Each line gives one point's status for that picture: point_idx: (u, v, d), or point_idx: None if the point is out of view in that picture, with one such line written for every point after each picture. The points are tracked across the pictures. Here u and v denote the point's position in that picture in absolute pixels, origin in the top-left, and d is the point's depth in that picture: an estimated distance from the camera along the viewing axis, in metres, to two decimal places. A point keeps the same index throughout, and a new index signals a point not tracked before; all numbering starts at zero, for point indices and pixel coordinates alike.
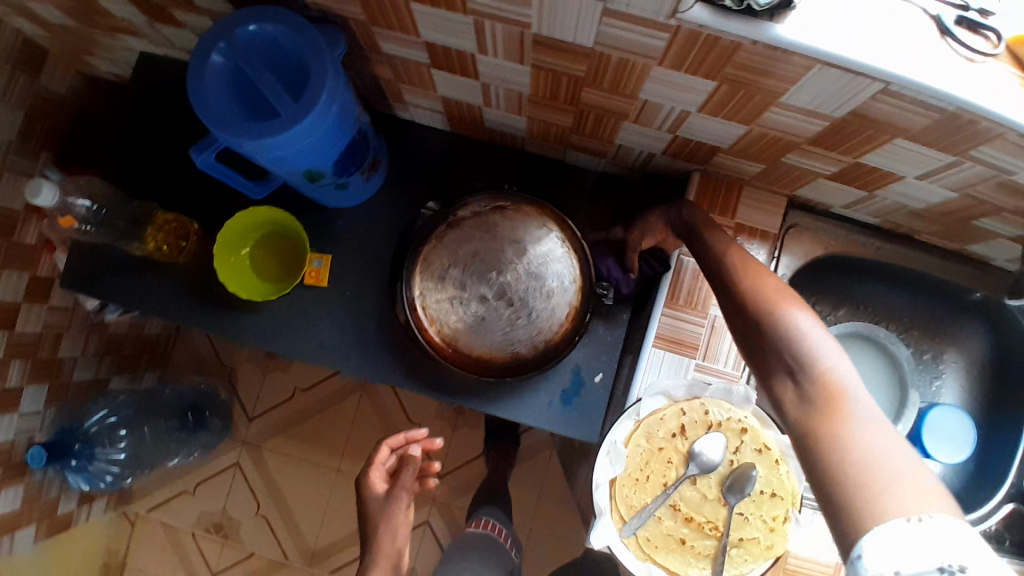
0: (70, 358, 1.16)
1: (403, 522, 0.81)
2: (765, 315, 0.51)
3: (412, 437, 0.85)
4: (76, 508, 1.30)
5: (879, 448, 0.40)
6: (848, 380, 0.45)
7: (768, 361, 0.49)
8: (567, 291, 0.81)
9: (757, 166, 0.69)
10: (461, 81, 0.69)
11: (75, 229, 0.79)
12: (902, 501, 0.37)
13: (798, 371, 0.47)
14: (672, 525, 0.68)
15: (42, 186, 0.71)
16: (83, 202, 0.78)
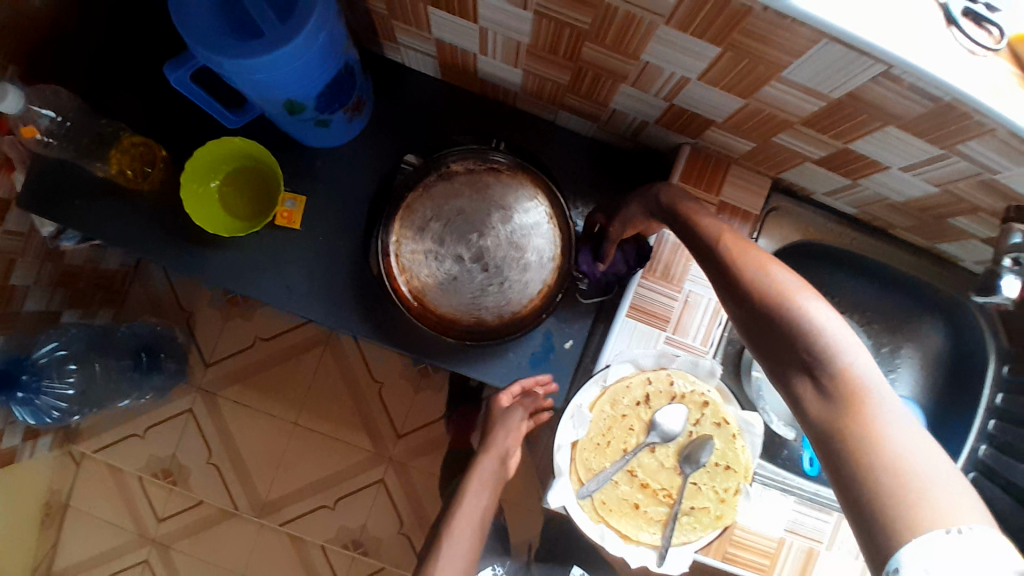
0: (22, 287, 1.10)
1: (515, 439, 0.83)
2: (789, 303, 0.50)
3: (537, 380, 0.80)
4: (20, 443, 1.25)
5: (910, 456, 0.43)
6: (872, 379, 0.47)
7: (783, 353, 0.50)
8: (544, 268, 0.81)
9: (747, 144, 0.69)
10: (459, 23, 0.66)
11: (39, 141, 0.74)
12: (940, 516, 0.40)
13: (818, 370, 0.48)
14: (628, 490, 0.70)
15: (7, 91, 0.64)
16: (47, 113, 0.72)
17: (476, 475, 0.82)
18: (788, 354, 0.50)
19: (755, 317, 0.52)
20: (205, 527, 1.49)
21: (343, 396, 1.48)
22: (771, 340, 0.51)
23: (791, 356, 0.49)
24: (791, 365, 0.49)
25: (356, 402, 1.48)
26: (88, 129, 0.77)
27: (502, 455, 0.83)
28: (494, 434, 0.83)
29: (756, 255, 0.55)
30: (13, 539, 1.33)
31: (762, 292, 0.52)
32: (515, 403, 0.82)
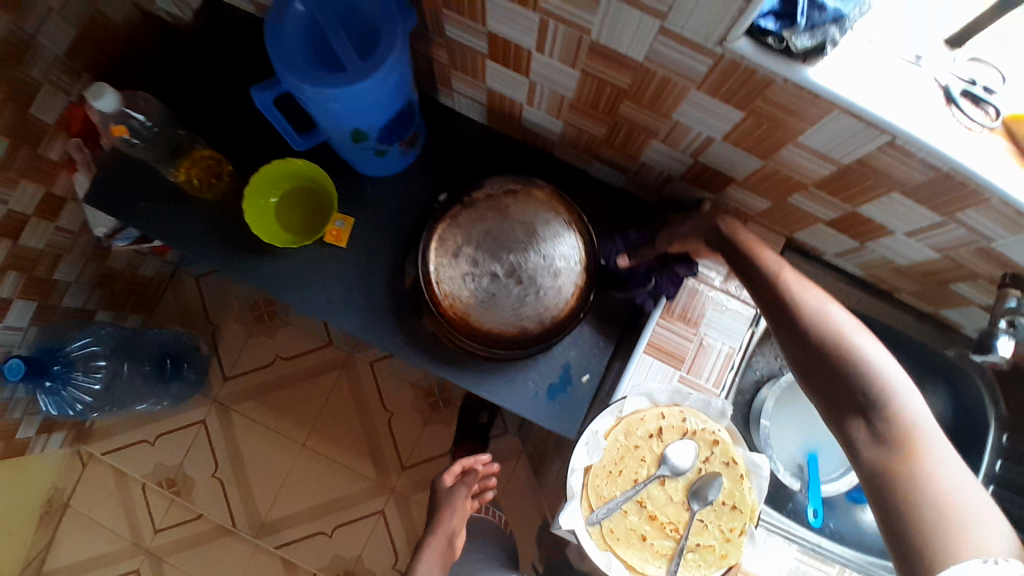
0: (64, 282, 1.20)
1: (462, 517, 1.01)
2: (837, 340, 0.56)
3: (478, 458, 1.06)
4: (35, 436, 1.31)
5: (954, 494, 0.50)
6: (923, 422, 0.53)
7: (839, 397, 0.55)
8: (572, 271, 0.86)
9: (763, 203, 0.76)
10: (512, 76, 0.75)
11: (122, 139, 0.82)
12: (979, 549, 0.47)
13: (872, 412, 0.54)
14: (636, 520, 0.72)
15: (106, 91, 0.70)
16: (138, 117, 0.81)
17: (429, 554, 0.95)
18: (844, 395, 0.55)
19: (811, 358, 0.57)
20: (199, 542, 1.49)
21: (353, 420, 1.51)
22: (826, 382, 0.56)
23: (846, 399, 0.55)
24: (844, 406, 0.55)
25: (365, 428, 1.51)
26: (170, 140, 0.85)
27: (450, 533, 0.99)
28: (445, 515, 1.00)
29: (814, 293, 0.59)
30: (9, 533, 1.34)
31: (816, 330, 0.57)
32: (458, 481, 1.04)
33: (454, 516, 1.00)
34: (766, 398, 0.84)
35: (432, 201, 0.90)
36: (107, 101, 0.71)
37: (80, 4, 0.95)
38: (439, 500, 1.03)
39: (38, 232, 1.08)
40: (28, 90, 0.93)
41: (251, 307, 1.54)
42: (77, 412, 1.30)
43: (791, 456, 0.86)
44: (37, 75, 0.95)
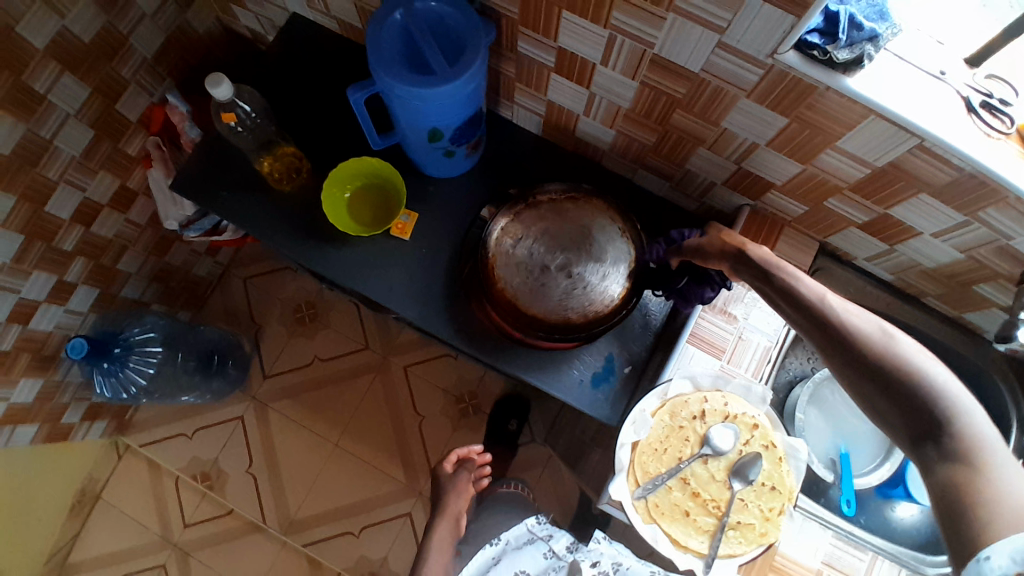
0: (126, 273, 1.32)
1: (465, 499, 1.18)
2: (896, 364, 0.53)
3: (472, 449, 1.23)
4: (79, 421, 1.39)
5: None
6: (991, 437, 0.48)
7: (898, 401, 0.52)
8: (620, 274, 0.93)
9: (801, 208, 0.83)
10: (574, 88, 0.84)
11: (229, 125, 0.89)
12: None
13: (939, 432, 0.50)
14: (680, 496, 0.75)
15: (224, 81, 0.76)
16: (243, 106, 0.90)
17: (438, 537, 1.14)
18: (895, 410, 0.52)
19: (868, 369, 0.54)
20: (228, 538, 1.52)
21: (385, 423, 1.56)
22: (885, 389, 0.53)
23: (906, 405, 0.52)
24: (904, 428, 0.52)
25: (396, 431, 1.55)
26: (261, 133, 0.94)
27: (454, 514, 1.17)
28: (449, 499, 1.18)
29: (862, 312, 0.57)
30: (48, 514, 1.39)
31: (867, 351, 0.54)
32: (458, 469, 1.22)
33: (457, 499, 1.18)
34: (798, 391, 0.89)
35: (477, 213, 0.98)
36: (222, 91, 0.77)
37: (170, 15, 1.12)
38: (444, 488, 1.20)
39: (109, 221, 1.21)
40: (117, 88, 1.08)
41: (293, 309, 1.62)
42: (130, 395, 1.39)
43: (824, 450, 0.90)
44: (128, 75, 1.10)
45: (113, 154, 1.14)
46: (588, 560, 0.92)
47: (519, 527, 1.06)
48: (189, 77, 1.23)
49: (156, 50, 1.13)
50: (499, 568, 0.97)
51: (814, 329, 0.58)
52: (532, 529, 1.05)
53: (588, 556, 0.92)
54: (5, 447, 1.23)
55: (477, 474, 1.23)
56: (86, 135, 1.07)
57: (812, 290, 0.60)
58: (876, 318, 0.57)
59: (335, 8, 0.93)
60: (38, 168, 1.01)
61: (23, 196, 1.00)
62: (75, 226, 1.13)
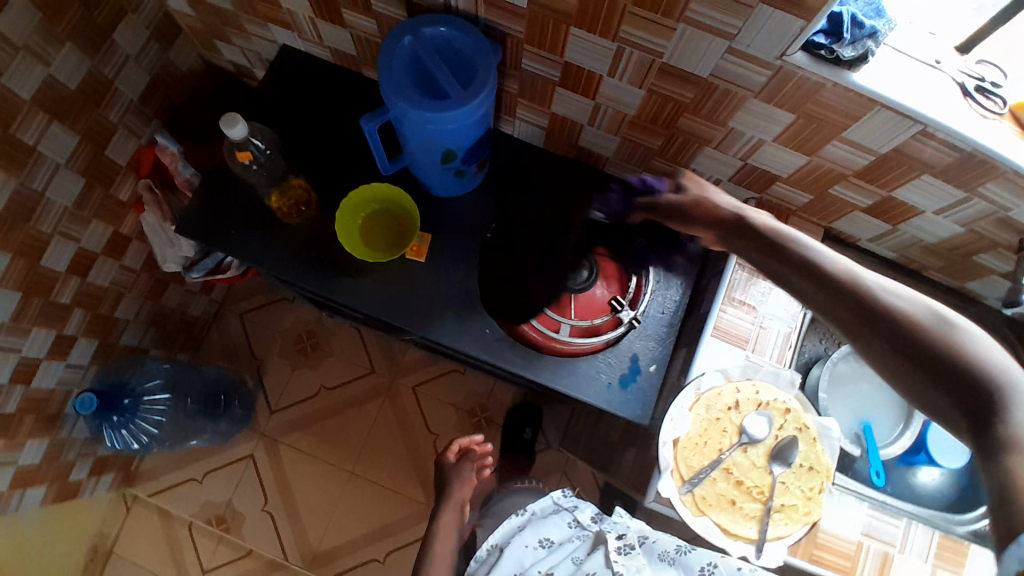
0: (123, 320, 1.28)
1: (469, 486, 1.19)
2: (941, 346, 0.53)
3: (473, 439, 1.24)
4: (85, 477, 1.35)
5: None
6: None
7: (943, 383, 0.52)
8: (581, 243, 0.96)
9: (805, 197, 0.88)
10: (579, 100, 0.86)
11: (245, 162, 0.88)
12: None
13: (992, 419, 0.49)
14: (725, 486, 0.77)
15: (238, 120, 0.77)
16: (257, 142, 0.89)
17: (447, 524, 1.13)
18: (942, 397, 0.52)
19: (914, 352, 0.53)
20: None
21: (400, 444, 1.55)
22: (932, 373, 0.52)
23: (954, 388, 0.51)
24: (956, 413, 0.51)
25: (411, 452, 1.54)
26: (272, 168, 0.93)
27: (459, 501, 1.16)
28: (454, 486, 1.19)
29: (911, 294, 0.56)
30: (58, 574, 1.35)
31: (905, 334, 0.54)
32: (462, 458, 1.22)
33: (462, 485, 1.18)
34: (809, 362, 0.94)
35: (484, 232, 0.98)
36: (238, 130, 0.78)
37: (153, 55, 1.10)
38: (446, 475, 1.21)
39: (105, 270, 1.18)
40: (105, 133, 1.06)
41: (294, 339, 1.60)
42: (142, 445, 1.39)
43: (848, 426, 0.93)
44: (115, 118, 1.08)
45: (105, 201, 1.12)
46: (614, 532, 0.83)
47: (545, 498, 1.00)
48: (173, 116, 1.22)
49: (140, 92, 1.11)
50: (523, 535, 0.92)
51: (844, 308, 0.58)
52: (558, 501, 0.98)
53: (614, 528, 0.84)
54: (15, 513, 1.19)
55: (479, 463, 1.24)
56: (77, 185, 1.04)
57: (845, 271, 0.60)
58: (929, 303, 0.55)
59: (329, 38, 0.93)
60: (31, 223, 0.98)
61: (18, 253, 0.97)
62: (71, 278, 1.10)
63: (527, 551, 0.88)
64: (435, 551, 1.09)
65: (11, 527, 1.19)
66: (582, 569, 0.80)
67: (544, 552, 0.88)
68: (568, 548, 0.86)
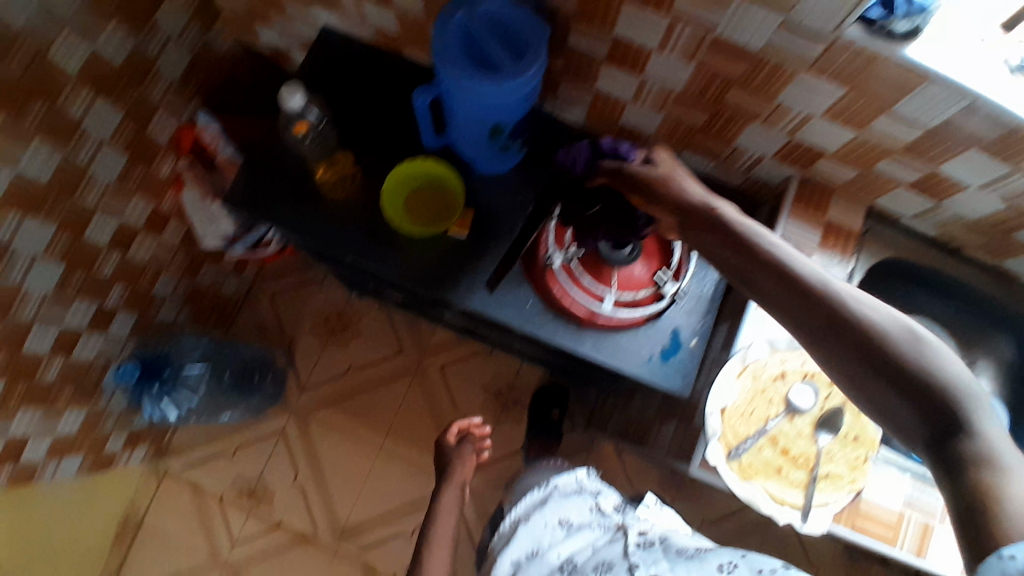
0: (161, 296, 1.31)
1: (469, 466, 1.19)
2: (906, 354, 0.52)
3: (472, 422, 1.26)
4: (119, 451, 1.41)
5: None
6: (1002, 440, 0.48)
7: (902, 390, 0.52)
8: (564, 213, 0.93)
9: (849, 173, 0.89)
10: (625, 76, 0.87)
11: (302, 134, 0.91)
12: None
13: (953, 429, 0.49)
14: (771, 454, 0.79)
15: None
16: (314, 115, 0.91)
17: (444, 511, 1.09)
18: (907, 409, 0.51)
19: (881, 361, 0.52)
20: (277, 553, 1.52)
21: (428, 423, 1.57)
22: (898, 381, 0.52)
23: (917, 395, 0.51)
24: (920, 425, 0.51)
25: (439, 430, 1.57)
26: (323, 142, 0.95)
27: (460, 483, 1.15)
28: (455, 468, 1.17)
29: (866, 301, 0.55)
30: (83, 536, 1.40)
31: (868, 341, 0.53)
32: (461, 441, 1.24)
33: (463, 466, 1.18)
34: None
35: (525, 207, 0.98)
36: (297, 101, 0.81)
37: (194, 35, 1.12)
38: (447, 456, 1.21)
39: (144, 245, 1.20)
40: (148, 110, 1.08)
41: (324, 320, 1.62)
42: (178, 413, 1.38)
43: None
44: (157, 96, 1.10)
45: (146, 177, 1.14)
46: (636, 528, 0.90)
47: (569, 476, 1.07)
48: (211, 96, 1.24)
49: (181, 71, 1.13)
50: (544, 514, 1.00)
51: (818, 314, 0.56)
52: (582, 480, 1.07)
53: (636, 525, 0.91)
54: (50, 483, 1.24)
55: (478, 446, 1.25)
56: (121, 160, 1.06)
57: (812, 274, 0.58)
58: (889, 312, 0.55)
59: (373, 16, 0.94)
60: (77, 196, 0.99)
61: (63, 224, 0.99)
62: (113, 251, 1.12)
63: (546, 531, 0.96)
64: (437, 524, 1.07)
65: (51, 492, 1.25)
66: (598, 554, 0.87)
67: (562, 532, 0.96)
68: (584, 527, 0.95)
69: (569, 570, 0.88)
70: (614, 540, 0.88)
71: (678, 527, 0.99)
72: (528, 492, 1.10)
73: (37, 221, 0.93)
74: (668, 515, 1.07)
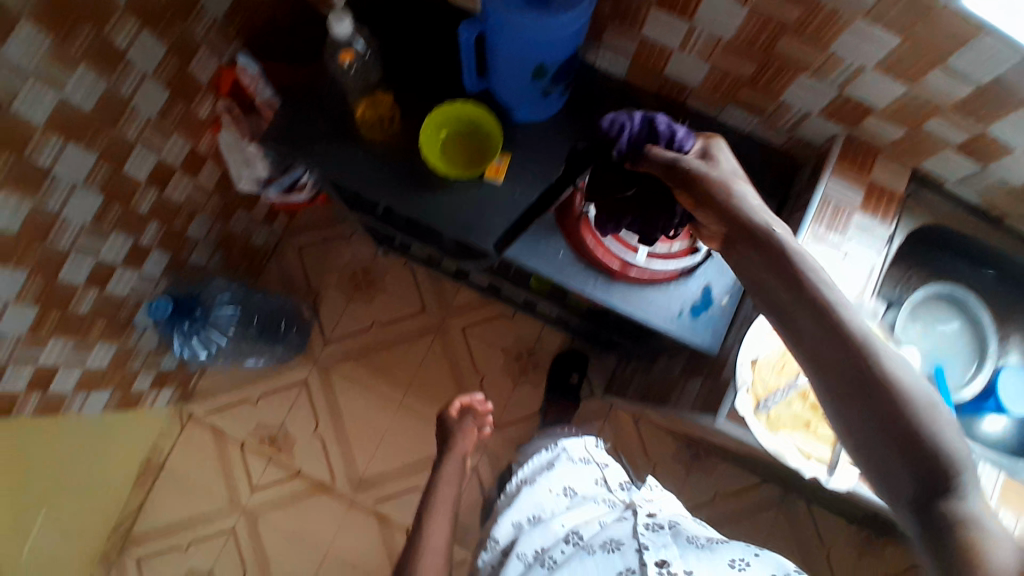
0: (193, 238, 1.33)
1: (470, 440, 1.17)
2: (908, 400, 0.52)
3: (476, 397, 1.23)
4: (147, 390, 1.43)
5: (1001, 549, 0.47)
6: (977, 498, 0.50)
7: (899, 435, 0.52)
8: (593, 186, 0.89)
9: (897, 132, 0.87)
10: (673, 23, 0.86)
11: (347, 65, 0.92)
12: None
13: (936, 475, 0.50)
14: (800, 409, 0.79)
15: None
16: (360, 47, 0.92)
17: (444, 475, 1.11)
18: (897, 449, 0.52)
19: (883, 403, 0.52)
20: (295, 500, 1.56)
21: (447, 382, 1.58)
22: (895, 422, 0.52)
23: (910, 440, 0.51)
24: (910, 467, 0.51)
25: (458, 389, 1.58)
26: (365, 77, 0.96)
27: (462, 454, 1.15)
28: (456, 441, 1.16)
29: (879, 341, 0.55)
30: (109, 471, 1.44)
31: (875, 379, 0.53)
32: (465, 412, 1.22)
33: (465, 440, 1.17)
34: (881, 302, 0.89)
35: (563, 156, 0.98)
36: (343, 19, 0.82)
37: None
38: (450, 430, 1.20)
39: (180, 184, 1.21)
40: (190, 47, 1.09)
41: (350, 275, 1.63)
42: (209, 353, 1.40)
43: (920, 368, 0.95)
44: (200, 34, 1.10)
45: (186, 115, 1.15)
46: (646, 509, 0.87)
47: (579, 441, 1.10)
48: (251, 40, 1.24)
49: (224, 11, 1.14)
50: (550, 481, 1.01)
51: (834, 346, 0.55)
52: (590, 450, 1.08)
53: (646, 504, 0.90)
54: (77, 415, 1.26)
55: (482, 420, 1.24)
56: (162, 96, 1.07)
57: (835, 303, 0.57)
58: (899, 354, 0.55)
59: None
60: (118, 128, 1.00)
61: (104, 155, 1.00)
62: (150, 187, 1.14)
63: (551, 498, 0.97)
64: (437, 490, 1.07)
65: (81, 425, 1.28)
66: (607, 531, 0.85)
67: (567, 500, 0.97)
68: (589, 500, 0.95)
69: (575, 541, 0.86)
70: (623, 518, 0.86)
71: (686, 512, 0.95)
72: (535, 459, 1.13)
73: (79, 147, 0.94)
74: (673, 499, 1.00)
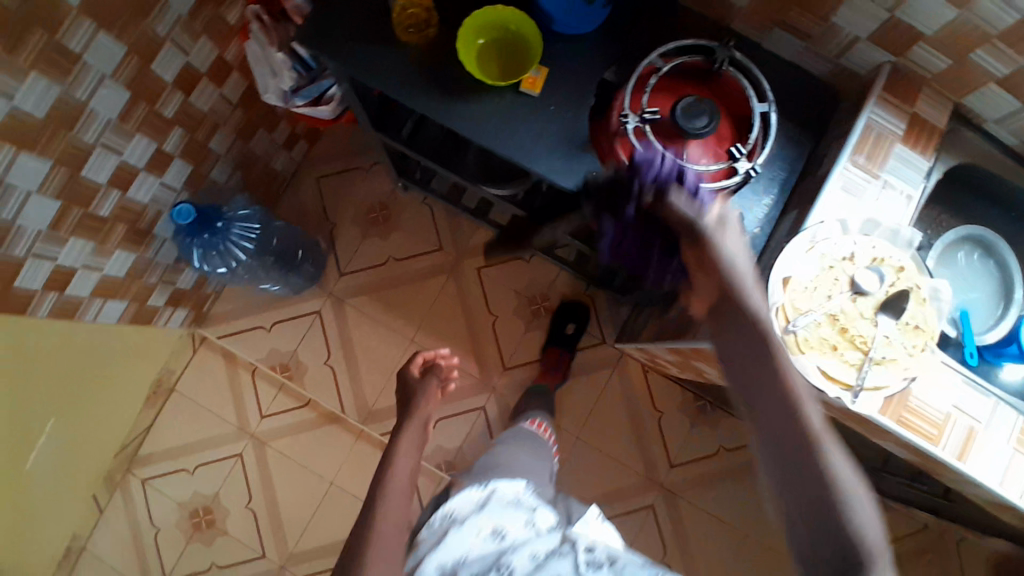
0: (214, 154, 1.31)
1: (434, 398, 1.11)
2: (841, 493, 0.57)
3: (440, 353, 1.21)
4: (161, 307, 1.43)
5: None
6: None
7: (829, 527, 0.56)
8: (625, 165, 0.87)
9: (944, 62, 0.85)
10: None
11: None
12: None
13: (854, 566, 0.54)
14: (829, 332, 0.78)
15: None
16: None
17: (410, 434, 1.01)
18: (827, 538, 0.56)
19: (818, 492, 0.57)
20: (302, 428, 1.57)
21: (460, 322, 1.58)
22: (825, 513, 0.57)
23: (839, 532, 0.56)
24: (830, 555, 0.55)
25: (470, 329, 1.58)
26: None
27: (425, 417, 1.06)
28: (417, 400, 1.09)
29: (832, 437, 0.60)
30: (122, 386, 1.44)
31: (819, 470, 0.58)
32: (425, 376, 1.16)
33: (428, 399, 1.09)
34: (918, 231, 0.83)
35: (600, 74, 0.96)
36: None
37: None
38: (413, 388, 1.13)
39: (205, 94, 1.19)
40: None
41: (367, 210, 1.62)
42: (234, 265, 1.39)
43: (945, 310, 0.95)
44: None
45: (214, 20, 1.12)
46: (583, 545, 0.84)
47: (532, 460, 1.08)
48: None
49: None
50: (479, 518, 0.90)
51: (789, 428, 0.61)
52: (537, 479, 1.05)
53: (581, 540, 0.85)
54: (92, 323, 1.24)
55: (445, 377, 1.20)
56: None
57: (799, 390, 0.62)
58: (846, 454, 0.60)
59: None
60: (148, 21, 0.98)
61: (133, 49, 0.98)
62: (176, 92, 1.12)
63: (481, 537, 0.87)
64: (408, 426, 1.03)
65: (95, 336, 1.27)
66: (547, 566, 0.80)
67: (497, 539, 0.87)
68: (522, 542, 0.85)
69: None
70: (562, 554, 0.82)
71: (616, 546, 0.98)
72: (462, 488, 1.00)
73: (108, 35, 0.92)
74: (606, 531, 1.03)
